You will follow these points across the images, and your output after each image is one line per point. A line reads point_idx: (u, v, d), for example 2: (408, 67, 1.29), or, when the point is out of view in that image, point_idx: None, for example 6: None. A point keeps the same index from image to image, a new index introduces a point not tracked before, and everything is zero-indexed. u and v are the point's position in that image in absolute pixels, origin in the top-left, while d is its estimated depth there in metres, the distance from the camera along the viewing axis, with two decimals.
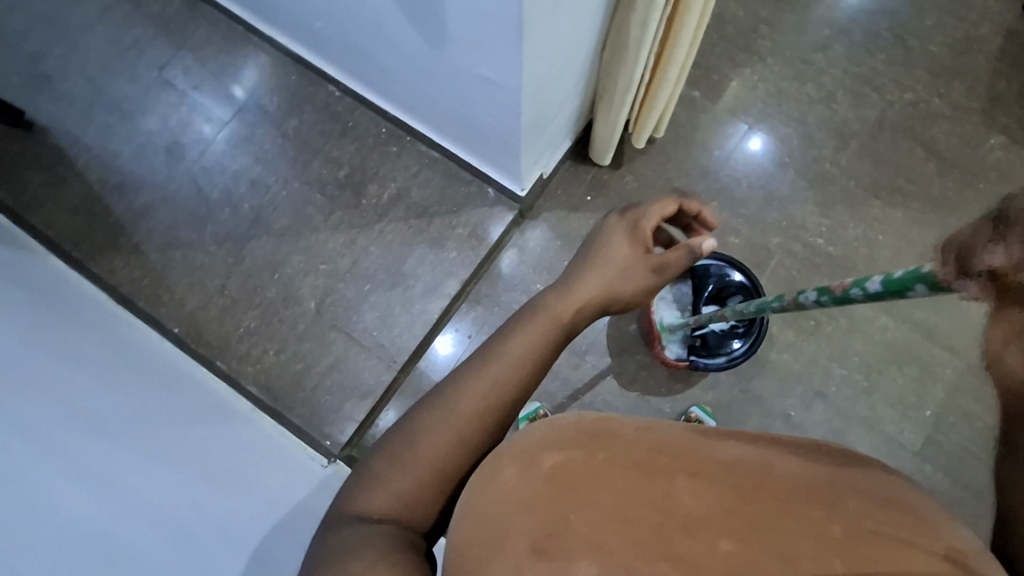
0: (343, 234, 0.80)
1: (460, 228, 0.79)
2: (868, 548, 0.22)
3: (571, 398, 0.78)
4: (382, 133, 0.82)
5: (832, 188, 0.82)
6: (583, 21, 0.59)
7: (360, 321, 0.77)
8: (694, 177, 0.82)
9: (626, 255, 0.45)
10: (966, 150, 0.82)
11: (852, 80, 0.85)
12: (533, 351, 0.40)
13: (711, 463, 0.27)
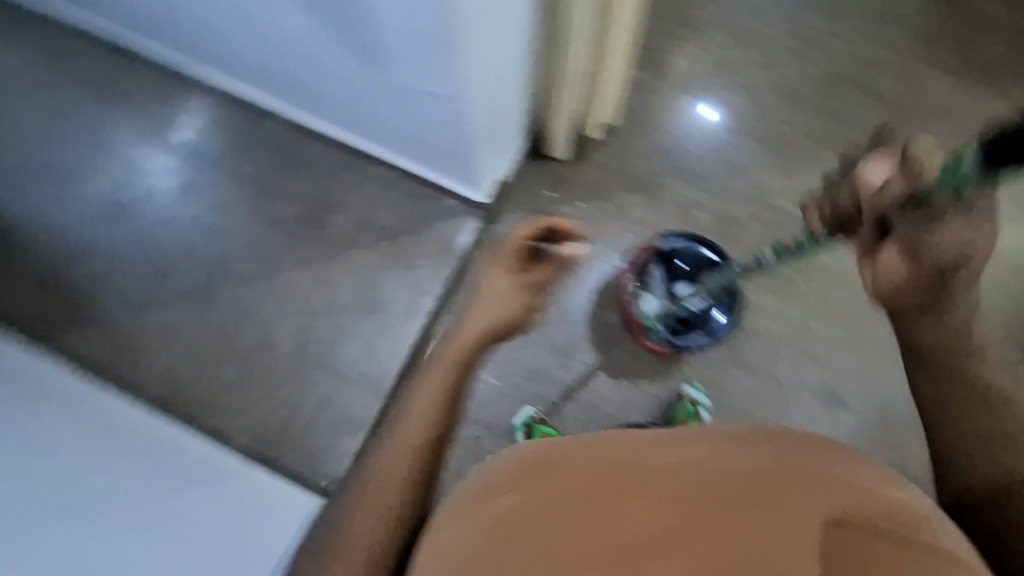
0: (310, 270, 0.93)
1: (430, 245, 0.92)
2: (779, 530, 0.30)
3: (563, 397, 0.91)
4: (336, 161, 0.95)
5: (788, 148, 0.98)
6: (519, 26, 0.62)
7: (344, 356, 0.90)
8: (656, 157, 0.97)
9: (496, 284, 0.61)
10: (912, 93, 0.99)
11: (795, 39, 1.02)
12: (435, 388, 0.52)
13: (659, 468, 0.34)
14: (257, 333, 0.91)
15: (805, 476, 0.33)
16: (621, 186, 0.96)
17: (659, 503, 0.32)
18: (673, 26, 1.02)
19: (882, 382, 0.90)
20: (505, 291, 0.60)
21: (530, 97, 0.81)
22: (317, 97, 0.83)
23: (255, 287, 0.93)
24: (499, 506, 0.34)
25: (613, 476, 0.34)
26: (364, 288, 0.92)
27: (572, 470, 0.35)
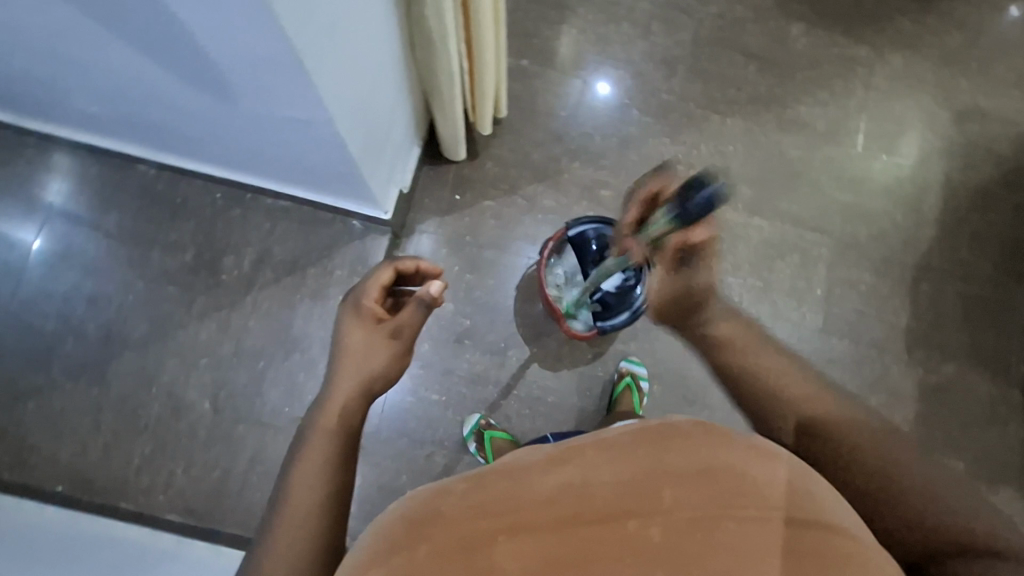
0: (206, 319, 1.20)
1: (336, 266, 1.22)
2: (682, 536, 0.37)
3: (502, 395, 1.26)
4: (224, 200, 1.22)
5: (646, 139, 1.36)
6: (365, 27, 0.70)
7: (271, 404, 1.18)
8: (549, 163, 1.34)
9: (362, 336, 0.66)
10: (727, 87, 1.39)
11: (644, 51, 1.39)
12: (326, 447, 0.58)
13: (547, 497, 0.39)
14: (167, 398, 1.17)
15: (650, 467, 0.40)
16: (526, 183, 1.33)
17: (547, 537, 0.37)
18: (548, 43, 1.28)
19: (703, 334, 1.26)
20: (366, 344, 0.65)
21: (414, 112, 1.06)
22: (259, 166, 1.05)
23: (152, 348, 1.19)
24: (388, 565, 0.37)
25: (495, 514, 0.38)
26: (277, 334, 1.20)
27: (451, 516, 0.38)
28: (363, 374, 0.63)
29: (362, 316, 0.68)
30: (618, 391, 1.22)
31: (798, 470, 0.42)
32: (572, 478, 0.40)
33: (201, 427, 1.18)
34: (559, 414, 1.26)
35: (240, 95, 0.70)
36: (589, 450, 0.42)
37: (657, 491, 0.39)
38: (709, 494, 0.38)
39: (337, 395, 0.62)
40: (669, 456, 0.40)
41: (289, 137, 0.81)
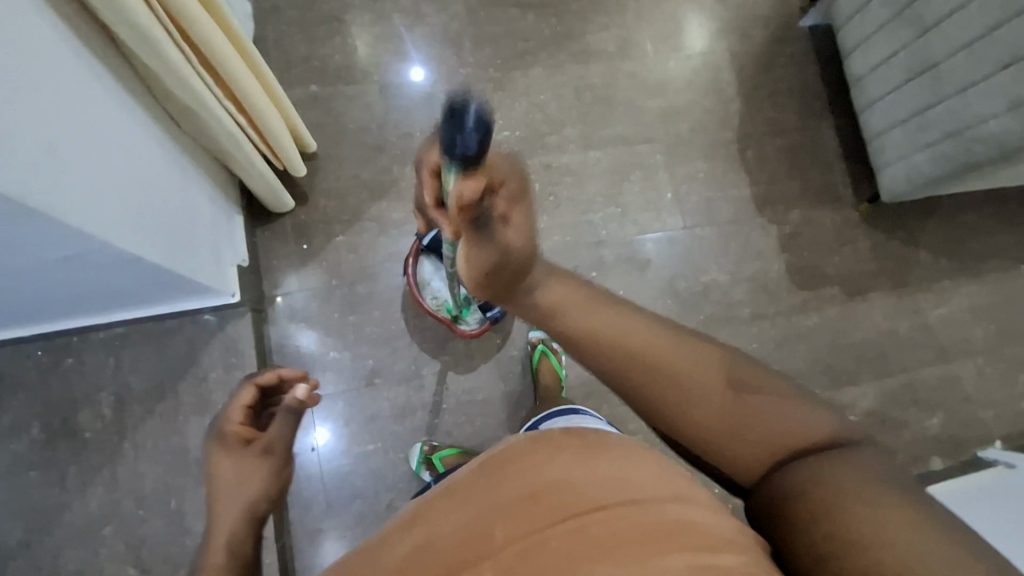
0: (90, 487, 1.02)
1: (215, 347, 1.08)
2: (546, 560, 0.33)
3: (477, 446, 1.19)
4: (44, 358, 1.02)
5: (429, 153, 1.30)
6: (63, 107, 0.58)
7: (113, 529, 1.01)
8: (403, 234, 1.25)
9: (233, 469, 0.58)
10: (770, 128, 1.44)
11: (311, 100, 1.28)
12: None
13: (567, 488, 0.37)
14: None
15: (487, 506, 0.37)
16: (368, 202, 1.26)
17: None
18: (345, 102, 1.29)
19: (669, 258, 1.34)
20: (236, 471, 0.58)
21: (210, 175, 0.99)
22: (66, 312, 0.90)
23: (9, 507, 0.98)
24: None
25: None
26: (166, 423, 1.05)
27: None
28: (243, 497, 0.56)
29: (224, 440, 0.61)
30: (536, 362, 1.20)
31: (641, 459, 0.40)
32: (422, 540, 0.37)
33: None
34: (494, 407, 1.22)
35: (19, 257, 0.61)
36: (438, 501, 0.40)
37: (490, 532, 0.36)
38: (546, 510, 0.36)
39: (214, 541, 0.54)
40: (512, 481, 0.38)
41: (80, 274, 0.72)
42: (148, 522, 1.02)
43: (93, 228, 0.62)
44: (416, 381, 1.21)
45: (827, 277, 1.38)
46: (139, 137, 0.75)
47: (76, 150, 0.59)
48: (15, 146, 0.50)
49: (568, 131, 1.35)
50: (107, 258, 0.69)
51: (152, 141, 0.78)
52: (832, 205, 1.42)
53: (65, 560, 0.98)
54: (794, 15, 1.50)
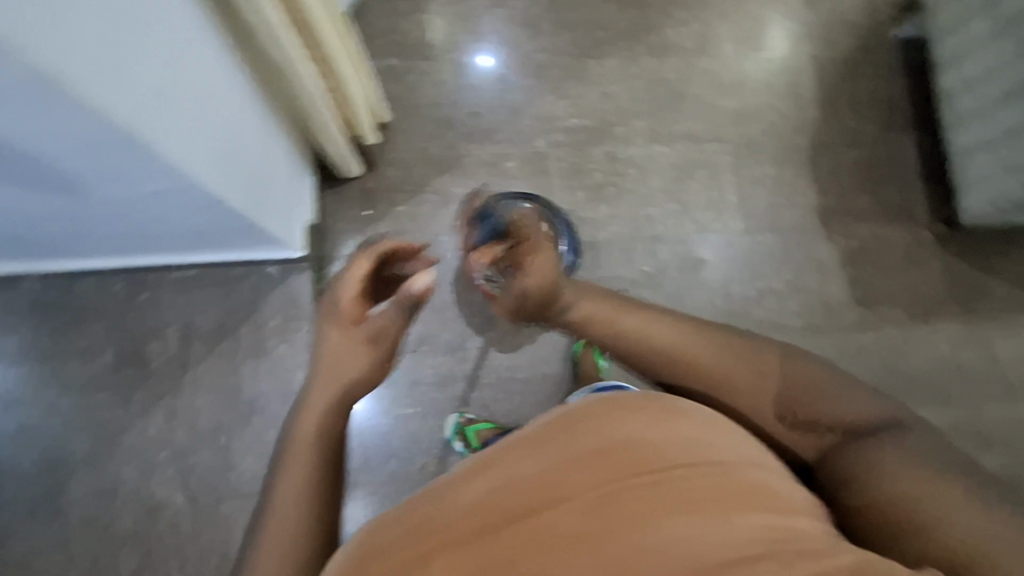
0: (151, 414, 1.09)
1: (277, 297, 1.14)
2: (624, 510, 0.39)
3: (513, 423, 1.21)
4: (122, 289, 1.10)
5: (496, 132, 1.31)
6: (174, 52, 0.63)
7: (168, 455, 1.08)
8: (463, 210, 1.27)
9: (342, 344, 0.63)
10: (846, 138, 1.39)
11: (387, 72, 1.32)
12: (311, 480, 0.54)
13: (640, 449, 0.41)
14: (137, 494, 1.06)
15: (564, 458, 0.41)
16: (432, 174, 1.29)
17: (467, 550, 0.39)
18: (420, 76, 1.32)
19: (726, 260, 1.31)
20: (340, 351, 0.62)
21: (288, 132, 1.04)
22: (148, 246, 0.96)
23: (80, 422, 1.07)
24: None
25: (419, 540, 0.39)
26: (225, 363, 1.11)
27: (391, 549, 0.40)
28: (340, 381, 0.61)
29: (341, 318, 0.65)
30: (579, 350, 1.20)
31: (709, 425, 0.44)
32: (501, 481, 0.41)
33: (125, 509, 1.06)
34: (533, 387, 1.23)
35: (118, 185, 0.66)
36: (509, 448, 0.43)
37: (570, 482, 0.40)
38: (623, 468, 0.41)
39: (309, 413, 0.58)
40: (588, 436, 0.42)
41: (171, 211, 0.78)
42: (199, 453, 1.08)
43: (186, 164, 0.66)
44: (460, 352, 1.23)
45: (891, 298, 1.32)
46: (233, 88, 0.79)
47: (179, 93, 0.64)
48: (129, 77, 0.54)
49: (635, 123, 1.35)
50: (194, 195, 0.73)
51: (242, 92, 0.83)
52: (904, 223, 1.36)
53: (125, 476, 1.06)
54: (884, 24, 1.44)
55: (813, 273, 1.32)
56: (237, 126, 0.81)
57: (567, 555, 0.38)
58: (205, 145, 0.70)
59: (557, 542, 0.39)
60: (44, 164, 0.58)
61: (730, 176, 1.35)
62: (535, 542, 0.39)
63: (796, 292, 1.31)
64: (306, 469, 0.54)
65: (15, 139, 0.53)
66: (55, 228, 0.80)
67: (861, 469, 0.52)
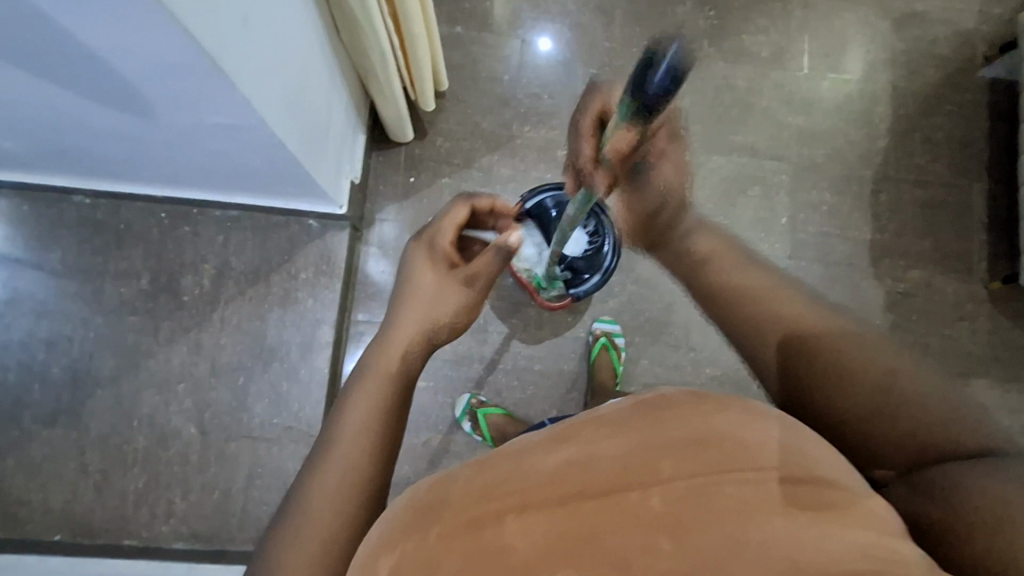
0: (174, 346, 1.11)
1: (311, 251, 1.14)
2: (717, 506, 0.37)
3: (522, 412, 1.21)
4: (164, 220, 1.11)
5: (551, 117, 1.29)
6: None
7: (185, 388, 1.10)
8: (507, 191, 1.26)
9: (433, 280, 0.70)
10: (913, 176, 1.33)
11: (451, 40, 1.30)
12: (375, 407, 0.60)
13: (733, 446, 0.39)
14: (152, 421, 1.09)
15: (653, 441, 0.39)
16: (481, 152, 1.27)
17: (542, 518, 0.37)
18: (484, 49, 1.30)
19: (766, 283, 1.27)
20: (437, 286, 0.70)
21: (348, 88, 1.03)
22: (199, 180, 0.97)
23: (107, 342, 1.09)
24: (391, 565, 0.37)
25: (488, 502, 0.38)
26: (251, 308, 1.13)
27: (457, 500, 0.38)
28: (427, 315, 0.68)
29: (437, 255, 0.73)
30: (594, 353, 1.19)
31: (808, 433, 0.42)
32: (577, 457, 0.39)
33: (139, 433, 1.08)
34: (548, 380, 1.22)
35: (188, 114, 0.66)
36: (585, 427, 0.42)
37: (654, 468, 0.38)
38: (711, 462, 0.38)
39: (395, 342, 0.65)
40: (673, 424, 0.40)
41: (233, 148, 0.78)
42: (215, 391, 1.11)
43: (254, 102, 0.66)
44: (481, 334, 1.23)
45: (930, 349, 1.27)
46: (308, 33, 0.79)
47: (261, 29, 0.63)
48: (218, 6, 0.53)
49: (695, 129, 1.30)
50: (258, 135, 0.73)
51: (314, 39, 0.82)
52: (957, 275, 1.30)
53: (143, 402, 1.09)
54: (975, 62, 1.36)
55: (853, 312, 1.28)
56: (308, 71, 0.81)
57: (657, 540, 0.36)
58: (275, 86, 0.70)
59: (638, 526, 0.37)
60: (120, 82, 0.58)
61: (784, 198, 1.30)
62: (616, 523, 0.37)
63: None
64: (380, 396, 0.61)
65: (100, 55, 0.53)
66: (114, 147, 0.81)
67: (906, 488, 0.48)
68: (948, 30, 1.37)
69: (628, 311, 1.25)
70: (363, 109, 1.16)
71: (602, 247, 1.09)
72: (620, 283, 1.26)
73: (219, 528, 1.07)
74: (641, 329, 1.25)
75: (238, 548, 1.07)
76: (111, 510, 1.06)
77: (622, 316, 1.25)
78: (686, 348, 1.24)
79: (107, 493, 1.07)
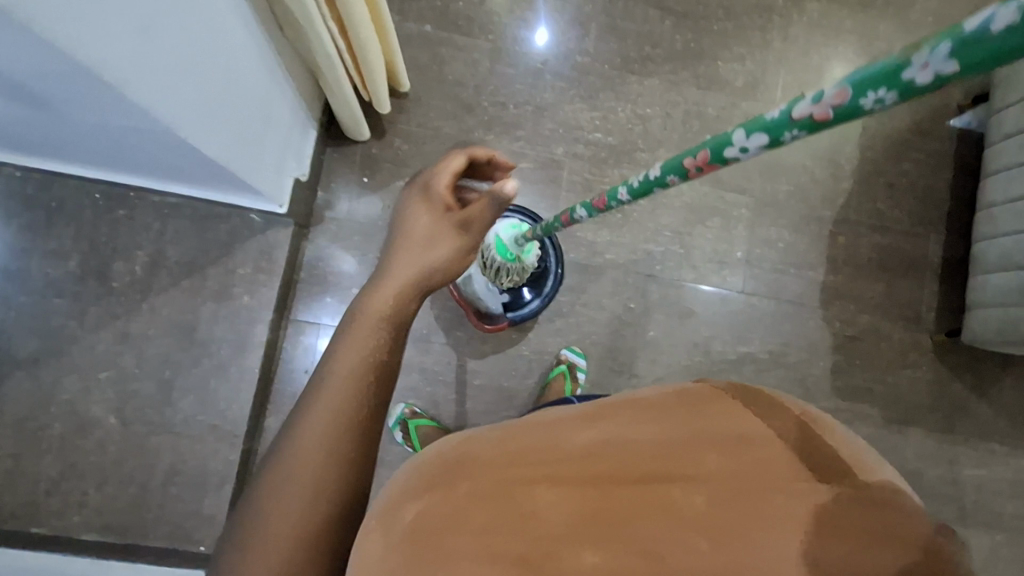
0: (100, 332, 1.06)
1: (250, 246, 1.11)
2: (718, 494, 0.48)
3: (458, 424, 1.19)
4: (97, 200, 1.06)
5: (515, 127, 1.26)
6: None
7: (107, 377, 1.06)
8: None
9: (425, 224, 0.72)
10: (873, 220, 1.32)
11: (419, 39, 1.25)
12: (370, 338, 0.61)
13: (744, 447, 0.51)
14: (70, 407, 1.04)
15: (675, 435, 0.53)
16: (440, 158, 1.24)
17: (579, 488, 0.49)
18: (452, 51, 1.26)
19: (716, 316, 1.27)
20: (429, 230, 0.72)
21: (294, 86, 0.99)
22: (129, 169, 0.92)
23: (29, 321, 1.03)
24: (416, 510, 0.48)
25: (533, 467, 0.51)
26: (187, 300, 1.09)
27: (485, 463, 0.52)
28: (418, 258, 0.69)
29: (433, 201, 0.75)
30: (551, 376, 1.18)
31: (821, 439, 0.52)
32: (596, 438, 0.54)
33: (55, 419, 1.04)
34: (488, 394, 1.21)
35: (91, 114, 0.62)
36: (615, 415, 0.57)
37: (683, 460, 0.51)
38: (734, 459, 0.50)
39: (388, 283, 0.67)
40: (698, 424, 0.54)
41: (152, 146, 0.74)
42: (139, 382, 1.07)
43: (159, 103, 0.62)
44: (423, 343, 1.21)
45: (870, 395, 1.28)
46: (234, 25, 0.74)
47: (164, 26, 0.59)
48: (103, 12, 0.49)
49: (661, 153, 1.28)
50: (173, 138, 0.69)
51: (247, 38, 0.78)
52: (906, 323, 1.31)
53: (62, 387, 1.04)
54: (947, 111, 1.35)
55: (799, 351, 1.28)
56: (233, 64, 0.76)
57: (674, 522, 0.47)
58: (184, 86, 0.65)
59: (652, 509, 0.48)
60: (1, 83, 0.53)
61: (742, 230, 1.29)
62: (644, 502, 0.49)
63: (776, 366, 1.27)
64: (371, 334, 0.61)
65: None
66: (28, 137, 0.76)
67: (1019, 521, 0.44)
68: None
69: (575, 334, 1.23)
70: (317, 106, 1.12)
71: (545, 271, 1.10)
72: (568, 305, 1.23)
73: (133, 521, 1.05)
74: (585, 353, 1.23)
75: (152, 543, 1.05)
76: (18, 498, 1.02)
77: (567, 337, 1.23)
78: (628, 375, 1.23)
79: (17, 479, 1.02)
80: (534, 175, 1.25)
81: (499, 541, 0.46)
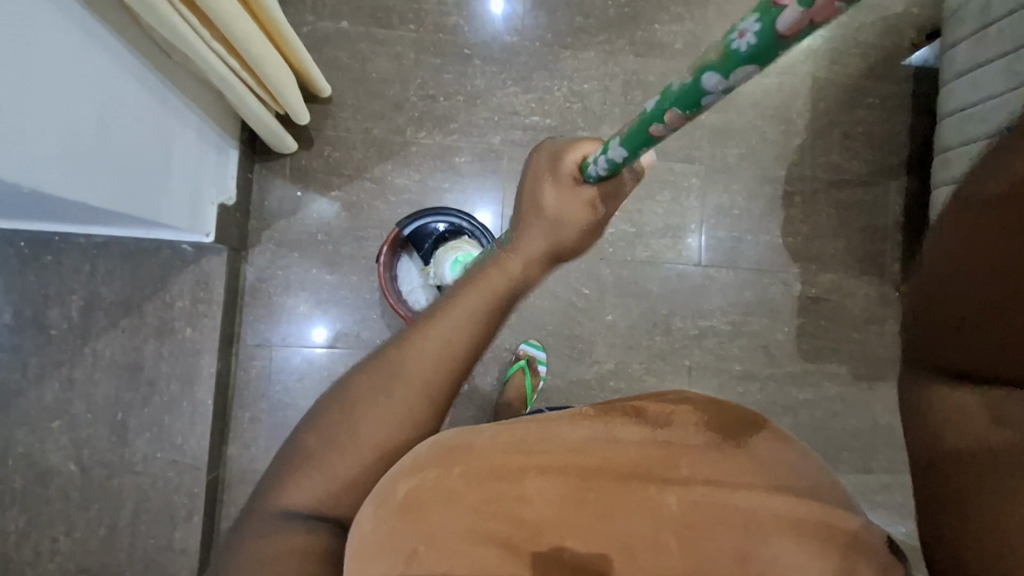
0: (44, 382, 1.04)
1: (187, 276, 1.09)
2: (701, 500, 0.51)
3: None
4: (22, 249, 1.03)
5: (447, 119, 1.21)
6: (23, 66, 0.57)
7: (59, 425, 1.05)
8: (401, 202, 1.19)
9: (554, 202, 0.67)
10: (828, 175, 1.28)
11: (337, 37, 1.19)
12: (471, 306, 0.65)
13: (729, 456, 0.55)
14: (27, 459, 1.04)
15: (672, 438, 0.56)
16: (374, 162, 1.19)
17: (569, 476, 0.52)
18: (373, 46, 1.20)
19: (674, 292, 1.24)
20: (557, 201, 0.67)
21: (199, 110, 0.95)
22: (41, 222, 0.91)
23: None
24: (408, 487, 0.51)
25: (527, 455, 0.54)
26: (131, 338, 1.08)
27: (479, 451, 0.54)
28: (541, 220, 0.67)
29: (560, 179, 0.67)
30: (511, 372, 1.16)
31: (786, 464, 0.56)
32: (596, 434, 0.56)
33: (15, 472, 1.03)
34: None
35: None
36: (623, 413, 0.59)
37: (676, 466, 0.54)
38: (719, 467, 0.54)
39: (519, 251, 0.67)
40: (693, 431, 0.57)
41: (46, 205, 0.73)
42: (93, 426, 1.06)
43: (28, 171, 0.60)
44: None
45: (835, 354, 1.26)
46: (112, 73, 0.72)
47: (25, 100, 0.58)
48: None
49: (604, 130, 1.23)
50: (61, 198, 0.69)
51: (130, 82, 0.76)
52: (869, 278, 1.28)
53: (17, 440, 1.03)
54: (900, 51, 1.29)
55: (761, 317, 1.26)
56: (111, 111, 0.73)
57: (652, 518, 0.50)
58: (61, 149, 0.65)
59: (639, 503, 0.51)
60: None
61: (693, 199, 1.25)
62: (634, 500, 0.51)
63: (738, 336, 1.25)
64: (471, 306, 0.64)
65: None
66: None
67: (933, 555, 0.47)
68: (874, 15, 1.28)
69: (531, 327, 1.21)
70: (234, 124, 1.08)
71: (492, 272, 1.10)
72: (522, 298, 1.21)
73: (107, 561, 1.06)
74: (544, 345, 1.21)
75: None
76: None
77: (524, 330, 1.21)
78: (589, 362, 1.22)
79: None
80: (472, 168, 1.21)
81: (485, 518, 0.49)
